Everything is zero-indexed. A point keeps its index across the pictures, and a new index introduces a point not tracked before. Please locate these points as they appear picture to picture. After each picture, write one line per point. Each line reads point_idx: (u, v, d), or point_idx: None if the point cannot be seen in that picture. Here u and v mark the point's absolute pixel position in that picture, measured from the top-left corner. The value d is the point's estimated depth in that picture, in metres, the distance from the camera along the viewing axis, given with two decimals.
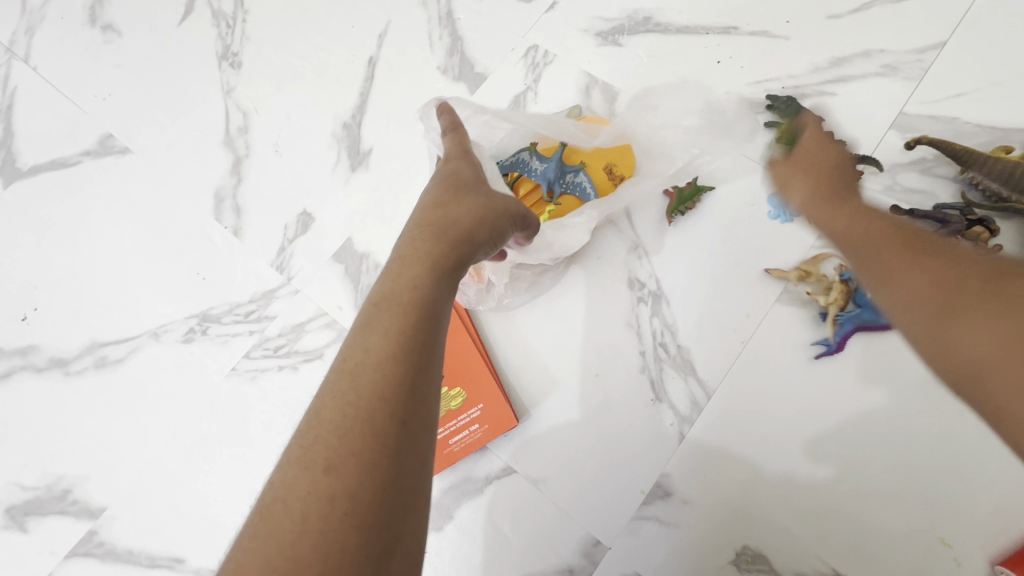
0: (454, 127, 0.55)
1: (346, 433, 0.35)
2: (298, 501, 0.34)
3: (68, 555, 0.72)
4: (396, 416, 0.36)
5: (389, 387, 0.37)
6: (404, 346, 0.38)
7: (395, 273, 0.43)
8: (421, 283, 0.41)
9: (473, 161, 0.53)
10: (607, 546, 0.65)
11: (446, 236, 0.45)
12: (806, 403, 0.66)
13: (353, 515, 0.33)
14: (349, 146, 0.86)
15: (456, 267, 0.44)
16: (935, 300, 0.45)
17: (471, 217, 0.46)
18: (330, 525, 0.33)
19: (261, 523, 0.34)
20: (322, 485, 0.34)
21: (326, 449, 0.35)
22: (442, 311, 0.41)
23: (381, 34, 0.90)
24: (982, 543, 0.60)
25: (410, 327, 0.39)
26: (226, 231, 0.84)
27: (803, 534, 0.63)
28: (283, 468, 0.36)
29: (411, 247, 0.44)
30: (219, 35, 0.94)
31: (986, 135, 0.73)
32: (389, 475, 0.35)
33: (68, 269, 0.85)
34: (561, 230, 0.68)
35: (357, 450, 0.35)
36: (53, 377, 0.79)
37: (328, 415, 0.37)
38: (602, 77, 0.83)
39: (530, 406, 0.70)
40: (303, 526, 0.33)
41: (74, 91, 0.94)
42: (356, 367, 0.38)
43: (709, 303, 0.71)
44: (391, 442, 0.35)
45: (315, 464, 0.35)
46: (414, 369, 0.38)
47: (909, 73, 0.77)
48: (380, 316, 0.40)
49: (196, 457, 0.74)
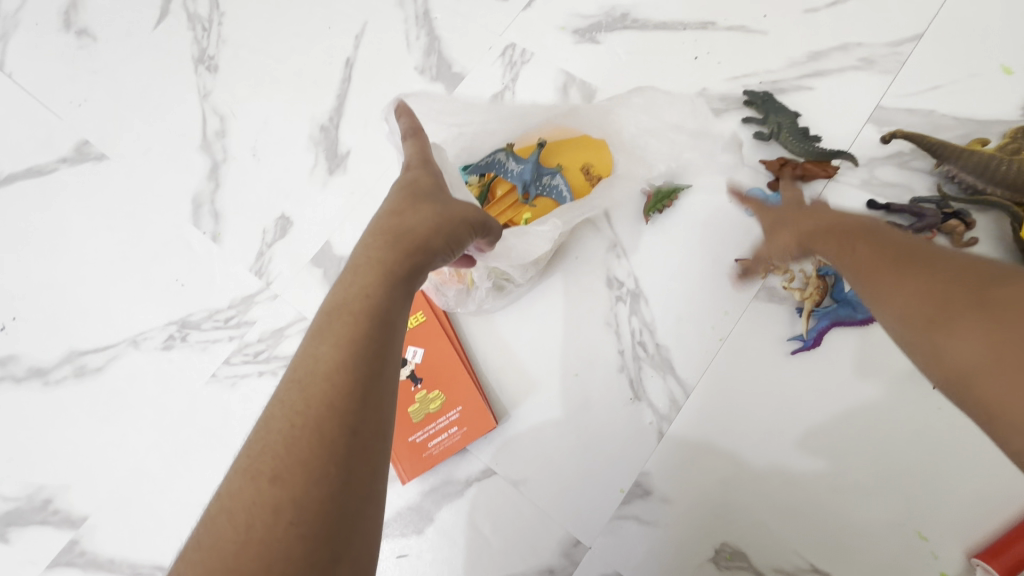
0: (414, 132, 0.56)
1: (293, 443, 0.36)
2: (243, 511, 0.35)
3: (50, 565, 0.72)
4: (345, 425, 0.37)
5: (338, 396, 0.38)
6: (354, 355, 0.39)
7: (348, 281, 0.43)
8: (374, 291, 0.42)
9: (433, 168, 0.54)
10: (587, 546, 0.66)
11: (401, 244, 0.45)
12: (784, 400, 0.66)
13: (297, 525, 0.35)
14: (327, 149, 0.86)
15: (411, 274, 0.45)
16: (916, 312, 0.39)
17: (427, 224, 0.47)
18: (275, 534, 0.34)
19: (207, 534, 0.36)
20: (267, 495, 0.35)
21: (273, 460, 0.36)
22: (396, 319, 0.42)
23: (358, 35, 0.90)
24: (958, 536, 0.60)
25: (361, 336, 0.40)
26: (204, 236, 0.84)
27: (782, 530, 0.63)
28: (229, 479, 0.37)
29: (365, 254, 0.45)
30: (195, 38, 0.94)
31: (963, 127, 0.73)
32: (337, 482, 0.36)
33: (46, 278, 0.84)
34: (523, 236, 0.64)
35: (304, 460, 0.36)
36: (33, 387, 0.79)
37: (277, 425, 0.38)
38: (579, 75, 0.83)
39: (510, 407, 0.70)
40: (246, 537, 0.34)
41: (50, 98, 0.93)
42: (306, 377, 0.39)
43: (688, 301, 0.70)
44: (340, 450, 0.36)
45: (261, 474, 0.36)
46: (365, 378, 0.39)
47: (886, 66, 0.76)
48: (332, 325, 0.41)
49: (176, 465, 0.74)
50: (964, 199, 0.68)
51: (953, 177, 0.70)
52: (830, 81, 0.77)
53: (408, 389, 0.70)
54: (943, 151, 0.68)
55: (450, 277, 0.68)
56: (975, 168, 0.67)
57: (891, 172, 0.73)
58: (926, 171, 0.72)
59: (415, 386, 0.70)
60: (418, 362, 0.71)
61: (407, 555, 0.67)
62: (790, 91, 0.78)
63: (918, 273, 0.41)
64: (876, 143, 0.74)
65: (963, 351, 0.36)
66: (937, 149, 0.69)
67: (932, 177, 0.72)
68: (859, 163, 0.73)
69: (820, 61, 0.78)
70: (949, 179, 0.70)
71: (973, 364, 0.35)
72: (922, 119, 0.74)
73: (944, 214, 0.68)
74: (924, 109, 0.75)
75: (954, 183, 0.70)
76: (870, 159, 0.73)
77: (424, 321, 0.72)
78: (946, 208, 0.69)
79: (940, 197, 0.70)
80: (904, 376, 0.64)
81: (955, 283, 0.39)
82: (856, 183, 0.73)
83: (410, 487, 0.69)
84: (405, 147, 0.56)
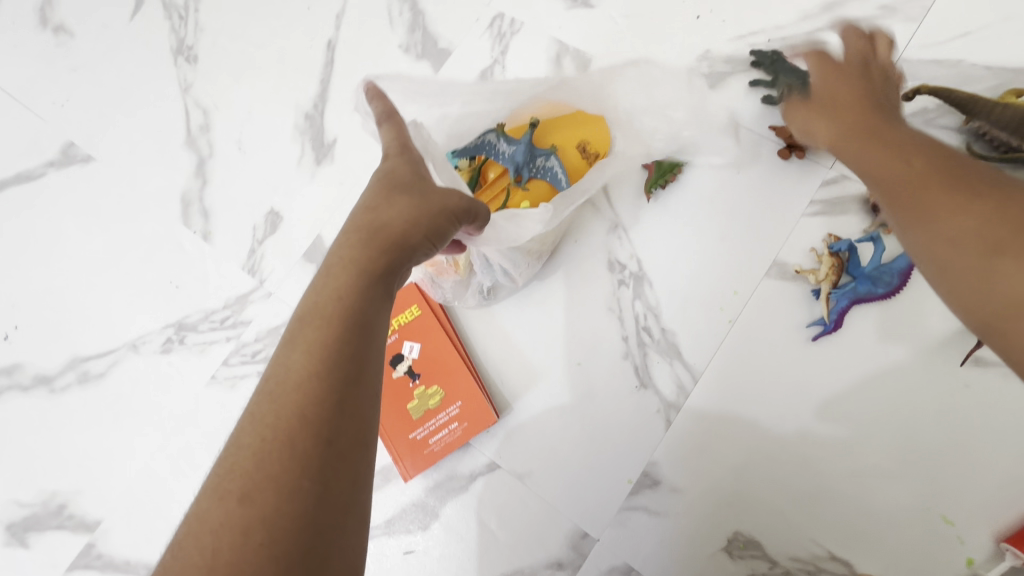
0: (389, 116, 0.52)
1: (262, 458, 0.35)
2: (209, 535, 0.33)
3: (69, 567, 0.73)
4: (320, 437, 0.35)
5: (310, 406, 0.36)
6: (327, 361, 0.37)
7: (320, 283, 0.41)
8: (348, 293, 0.40)
9: (412, 155, 0.50)
10: (595, 538, 0.64)
11: (375, 241, 0.43)
12: (799, 378, 0.63)
13: (268, 546, 0.33)
14: (313, 138, 0.82)
15: (388, 272, 0.42)
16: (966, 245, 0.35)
17: (404, 219, 0.45)
18: (243, 558, 0.33)
19: (174, 560, 0.34)
20: (235, 516, 0.34)
21: (242, 478, 0.35)
22: (373, 322, 0.40)
23: (339, 14, 0.85)
24: (987, 519, 0.57)
25: (336, 340, 0.38)
26: (195, 236, 0.82)
27: (797, 518, 0.61)
28: (197, 499, 0.35)
29: (338, 253, 0.43)
30: (172, 28, 0.90)
31: (995, 78, 0.66)
32: (311, 498, 0.34)
33: (44, 285, 0.84)
34: (514, 220, 0.58)
35: (275, 476, 0.34)
36: (40, 395, 0.79)
37: (246, 440, 0.36)
38: (572, 44, 0.77)
39: (512, 399, 0.68)
40: (212, 562, 0.32)
41: (33, 100, 0.91)
42: (277, 387, 0.37)
43: (694, 282, 0.67)
44: (314, 463, 0.35)
45: (229, 494, 0.34)
46: (341, 386, 0.37)
47: (909, 13, 0.69)
48: (303, 330, 0.39)
49: (182, 467, 0.74)
50: (997, 158, 0.63)
51: (985, 134, 0.64)
52: (847, 34, 0.70)
53: (407, 385, 0.68)
54: (974, 106, 0.62)
55: (446, 267, 0.65)
56: (1009, 124, 0.61)
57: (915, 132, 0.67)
58: (953, 128, 0.66)
59: (414, 382, 0.68)
60: (415, 357, 0.69)
61: (414, 552, 0.67)
62: (802, 49, 0.71)
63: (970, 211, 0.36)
64: None
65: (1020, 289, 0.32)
66: (967, 104, 0.62)
67: (960, 135, 0.66)
68: None
69: (835, 13, 0.71)
70: (979, 137, 0.64)
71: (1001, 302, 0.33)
72: (949, 70, 0.68)
73: None
74: (951, 60, 0.68)
75: (985, 141, 0.64)
76: None
77: (419, 314, 0.70)
78: None
79: (970, 156, 0.64)
80: (927, 353, 0.60)
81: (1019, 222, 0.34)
82: None
83: (414, 484, 0.68)
84: (382, 133, 0.52)
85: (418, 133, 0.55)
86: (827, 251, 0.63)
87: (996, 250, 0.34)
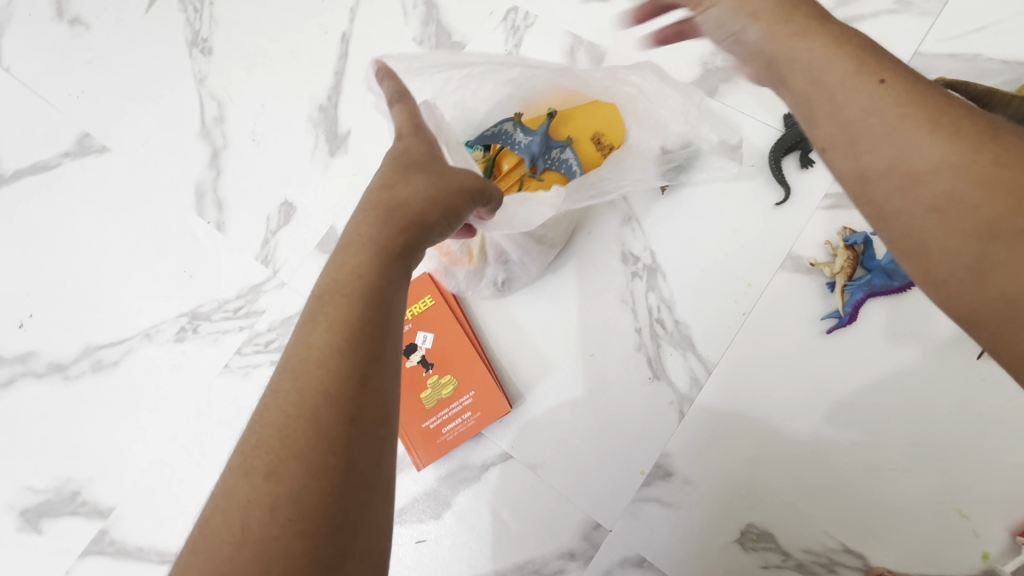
0: (400, 96, 0.51)
1: (287, 435, 0.35)
2: (237, 512, 0.34)
3: (82, 554, 0.74)
4: (343, 414, 0.35)
5: (334, 383, 0.36)
6: (350, 339, 0.37)
7: (338, 262, 0.41)
8: (367, 271, 0.40)
9: (426, 136, 0.49)
10: (608, 529, 0.64)
11: (393, 220, 0.42)
12: (814, 370, 0.63)
13: (296, 522, 0.33)
14: (327, 129, 0.83)
15: (406, 251, 0.42)
16: (956, 220, 0.34)
17: (421, 198, 0.44)
18: (273, 533, 0.33)
19: (201, 538, 0.34)
20: (262, 493, 0.34)
21: (267, 456, 0.35)
22: (393, 300, 0.40)
23: (353, 7, 0.85)
24: (1002, 513, 0.57)
25: (358, 319, 0.38)
26: (208, 226, 0.83)
27: (812, 510, 0.61)
28: (223, 477, 0.36)
29: (355, 231, 0.42)
30: (187, 20, 0.90)
31: (1012, 72, 0.66)
32: (338, 474, 0.34)
33: (58, 274, 0.84)
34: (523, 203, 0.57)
35: (300, 453, 0.34)
36: (54, 383, 0.79)
37: (270, 417, 0.36)
38: (587, 37, 0.77)
39: (524, 390, 0.68)
40: (242, 538, 0.33)
41: (48, 91, 0.92)
42: (299, 365, 0.37)
43: (708, 274, 0.67)
44: (339, 440, 0.35)
45: (255, 471, 0.34)
46: (363, 363, 0.37)
47: (925, 8, 0.69)
48: (324, 309, 0.38)
49: (195, 455, 0.75)
50: None
51: None
52: (862, 29, 0.70)
53: (420, 375, 0.68)
54: (990, 99, 0.62)
55: (460, 257, 0.66)
56: None
57: None
58: None
59: (427, 372, 0.69)
60: (428, 346, 0.69)
61: (426, 541, 0.67)
62: None
63: (959, 200, 0.34)
64: None
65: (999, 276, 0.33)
66: (983, 97, 0.62)
67: None
68: None
69: (850, 7, 0.71)
70: None
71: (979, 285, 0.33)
72: (965, 65, 0.67)
73: None
74: (967, 54, 0.68)
75: None
76: None
77: (433, 305, 0.70)
78: None
79: None
80: (943, 346, 0.60)
81: (1012, 195, 0.33)
82: None
83: (426, 473, 0.68)
84: (394, 113, 0.51)
85: (430, 115, 0.55)
86: (842, 243, 0.63)
87: (993, 234, 0.33)
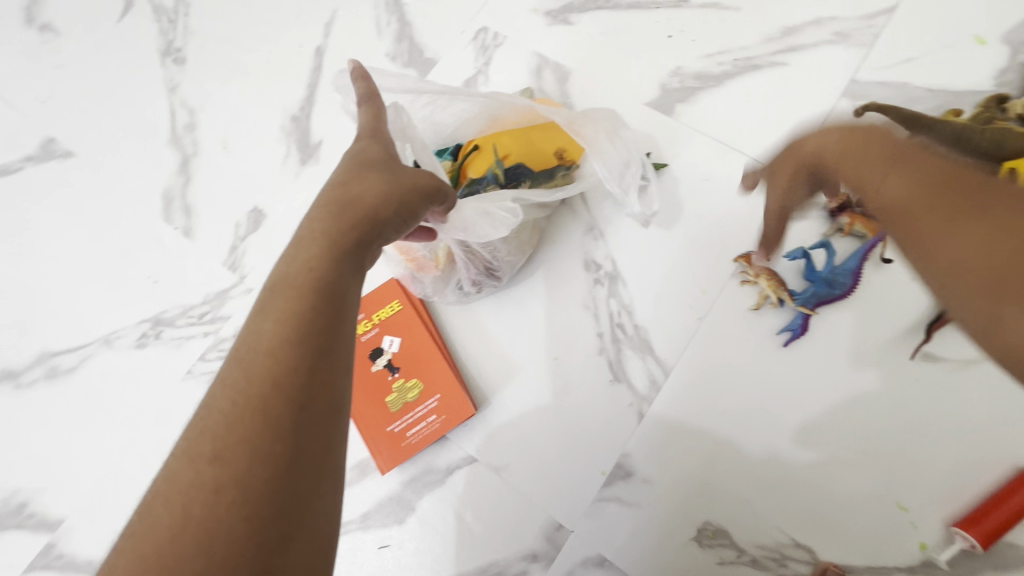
0: (369, 99, 0.52)
1: (235, 420, 0.34)
2: (180, 495, 0.33)
3: (27, 569, 0.70)
4: (292, 403, 0.34)
5: (283, 372, 0.35)
6: (299, 329, 0.36)
7: (291, 255, 0.40)
8: (319, 264, 0.39)
9: (383, 137, 0.50)
10: (570, 529, 0.65)
11: (345, 213, 0.42)
12: (765, 372, 0.66)
13: (240, 506, 0.32)
14: (299, 139, 0.84)
15: (359, 245, 0.41)
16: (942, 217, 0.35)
17: (374, 193, 0.44)
18: (215, 517, 0.32)
19: (141, 522, 0.33)
20: (206, 477, 0.33)
21: (214, 440, 0.34)
22: (346, 293, 0.39)
23: (328, 23, 0.88)
24: (936, 505, 0.60)
25: (309, 309, 0.37)
26: (175, 232, 0.82)
27: (763, 506, 0.63)
28: (167, 462, 0.34)
29: (309, 225, 0.42)
30: (160, 30, 0.91)
31: (937, 99, 0.73)
32: (286, 461, 0.33)
33: (15, 278, 0.82)
34: (487, 215, 0.60)
35: (247, 439, 0.33)
36: (4, 391, 0.77)
37: (217, 404, 0.35)
38: (553, 57, 0.81)
39: (490, 394, 0.69)
40: (183, 521, 0.32)
41: (14, 96, 0.91)
42: (249, 354, 0.36)
43: (665, 281, 0.70)
44: (287, 428, 0.34)
45: (199, 456, 0.33)
46: (314, 354, 0.36)
47: (860, 40, 0.76)
48: (275, 300, 0.38)
49: (153, 463, 0.73)
50: None
51: None
52: (805, 56, 0.76)
53: (386, 379, 0.69)
54: (918, 122, 0.68)
55: (426, 263, 0.66)
56: (950, 138, 0.66)
57: None
58: None
59: (393, 375, 0.69)
60: (395, 351, 0.70)
61: (389, 546, 0.67)
62: (765, 68, 0.76)
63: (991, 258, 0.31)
64: (850, 117, 0.73)
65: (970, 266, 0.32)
66: (912, 120, 0.68)
67: None
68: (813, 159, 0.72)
69: (794, 37, 0.77)
70: None
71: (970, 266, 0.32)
72: (896, 92, 0.74)
73: None
74: (898, 83, 0.74)
75: None
76: None
77: (401, 310, 0.71)
78: None
79: None
80: (880, 350, 0.64)
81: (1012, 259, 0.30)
82: None
83: (391, 477, 0.68)
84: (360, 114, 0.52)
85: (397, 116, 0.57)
86: (751, 268, 0.66)
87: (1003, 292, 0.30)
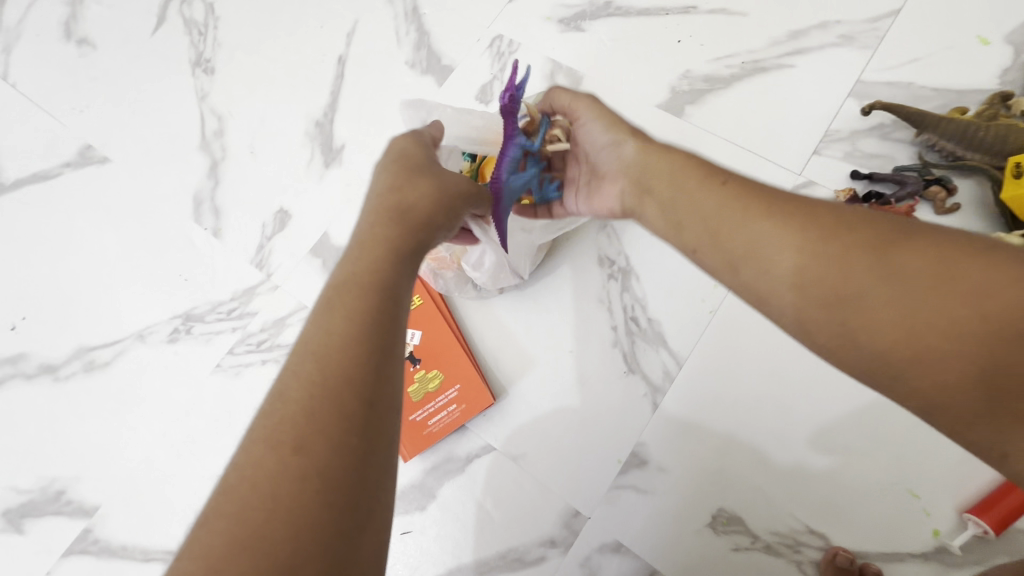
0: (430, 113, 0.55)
1: (313, 411, 0.35)
2: (266, 481, 0.33)
3: (64, 554, 0.74)
4: (363, 396, 0.36)
5: (355, 366, 0.36)
6: (367, 327, 0.38)
7: (351, 258, 0.42)
8: (380, 265, 0.42)
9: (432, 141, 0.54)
10: (586, 516, 0.67)
11: (403, 219, 0.45)
12: (777, 362, 0.67)
13: (325, 495, 0.32)
14: (322, 143, 0.88)
15: (413, 250, 0.44)
16: (812, 300, 0.38)
17: (428, 199, 0.47)
18: (300, 504, 0.32)
19: (225, 501, 0.33)
20: (290, 465, 0.33)
21: (294, 429, 0.34)
22: (403, 293, 0.41)
23: (350, 33, 0.92)
24: (950, 493, 0.61)
25: (375, 308, 0.39)
26: (205, 232, 0.86)
27: (777, 494, 0.64)
28: (245, 449, 0.34)
29: (367, 229, 0.44)
30: (191, 42, 0.96)
31: (941, 98, 0.75)
32: (360, 453, 0.34)
33: (54, 277, 0.86)
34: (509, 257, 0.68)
35: (326, 430, 0.34)
36: (43, 384, 0.81)
37: (293, 396, 0.36)
38: (566, 63, 0.85)
39: (507, 385, 0.71)
40: (273, 506, 0.32)
41: (53, 106, 0.96)
42: (320, 347, 0.37)
43: (678, 275, 0.72)
44: (359, 421, 0.35)
45: (282, 444, 0.34)
46: (380, 349, 0.38)
47: (865, 42, 0.78)
48: (341, 297, 0.39)
49: (184, 452, 0.76)
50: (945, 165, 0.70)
51: (934, 145, 0.71)
52: (811, 59, 0.78)
53: (408, 370, 0.72)
54: (923, 121, 0.70)
55: (447, 260, 0.69)
56: (955, 136, 0.68)
57: (874, 144, 0.74)
58: (907, 141, 0.74)
59: (414, 366, 0.72)
60: (416, 343, 0.72)
61: (411, 532, 0.69)
62: (771, 70, 0.79)
63: (812, 282, 0.38)
64: (856, 116, 0.75)
65: (941, 369, 0.35)
66: (916, 119, 0.70)
67: (913, 147, 0.73)
68: (825, 152, 0.75)
69: (800, 40, 0.79)
70: (930, 149, 0.72)
71: (958, 330, 0.34)
72: (901, 91, 0.76)
73: (925, 181, 0.70)
74: (903, 82, 0.76)
75: (935, 151, 0.72)
76: (852, 132, 0.75)
77: (421, 304, 0.73)
78: (927, 175, 0.70)
79: (921, 165, 0.71)
80: None
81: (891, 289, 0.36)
82: (840, 155, 0.74)
83: (413, 465, 0.71)
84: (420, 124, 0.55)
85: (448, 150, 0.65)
86: None
87: (880, 331, 0.36)
